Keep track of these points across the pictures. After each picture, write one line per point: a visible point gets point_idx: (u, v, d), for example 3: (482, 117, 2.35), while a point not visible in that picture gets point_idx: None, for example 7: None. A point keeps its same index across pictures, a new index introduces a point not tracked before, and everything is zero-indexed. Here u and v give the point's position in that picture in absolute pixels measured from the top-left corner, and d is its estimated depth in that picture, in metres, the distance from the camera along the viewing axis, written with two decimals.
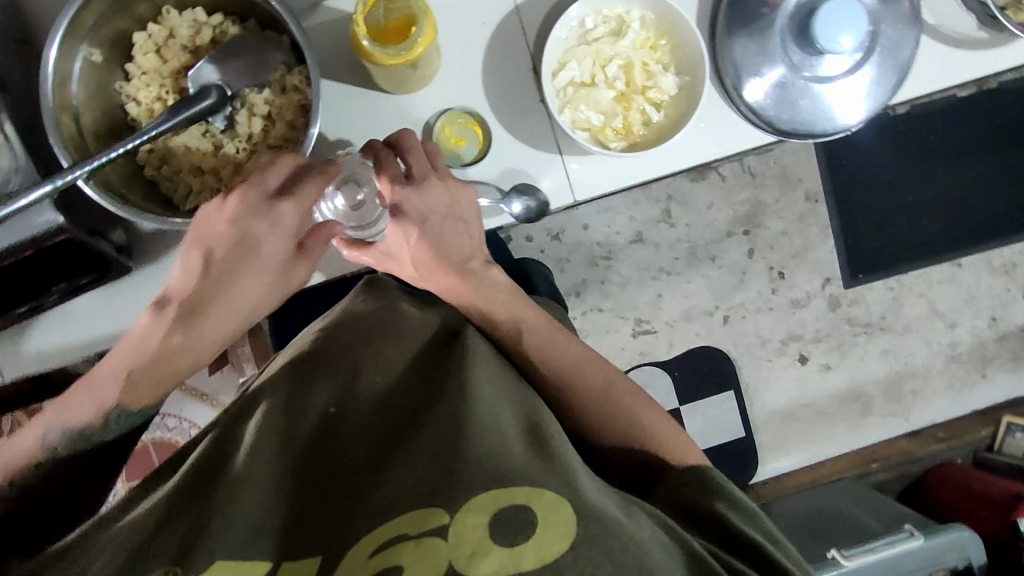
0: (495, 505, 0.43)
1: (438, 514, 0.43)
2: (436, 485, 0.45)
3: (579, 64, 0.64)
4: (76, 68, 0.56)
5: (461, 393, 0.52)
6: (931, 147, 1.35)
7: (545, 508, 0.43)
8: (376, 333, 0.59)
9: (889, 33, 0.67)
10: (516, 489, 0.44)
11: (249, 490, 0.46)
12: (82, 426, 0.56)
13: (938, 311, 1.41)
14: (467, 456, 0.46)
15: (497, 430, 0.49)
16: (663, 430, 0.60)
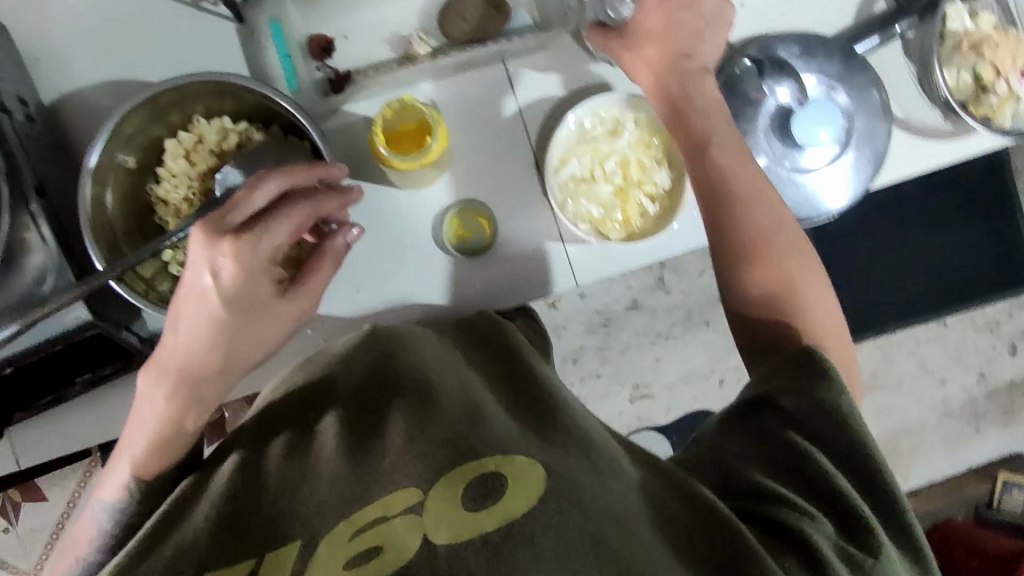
0: (470, 475, 0.41)
1: (408, 492, 0.41)
2: (408, 467, 0.43)
3: (579, 161, 0.69)
4: (111, 174, 0.60)
5: (429, 386, 0.51)
6: (911, 214, 1.44)
7: (515, 468, 0.41)
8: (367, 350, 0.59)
9: (864, 127, 0.73)
10: (486, 460, 0.42)
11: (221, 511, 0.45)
12: (117, 501, 0.53)
13: (927, 368, 1.50)
14: (431, 435, 0.45)
15: (472, 414, 0.48)
16: (807, 289, 0.60)
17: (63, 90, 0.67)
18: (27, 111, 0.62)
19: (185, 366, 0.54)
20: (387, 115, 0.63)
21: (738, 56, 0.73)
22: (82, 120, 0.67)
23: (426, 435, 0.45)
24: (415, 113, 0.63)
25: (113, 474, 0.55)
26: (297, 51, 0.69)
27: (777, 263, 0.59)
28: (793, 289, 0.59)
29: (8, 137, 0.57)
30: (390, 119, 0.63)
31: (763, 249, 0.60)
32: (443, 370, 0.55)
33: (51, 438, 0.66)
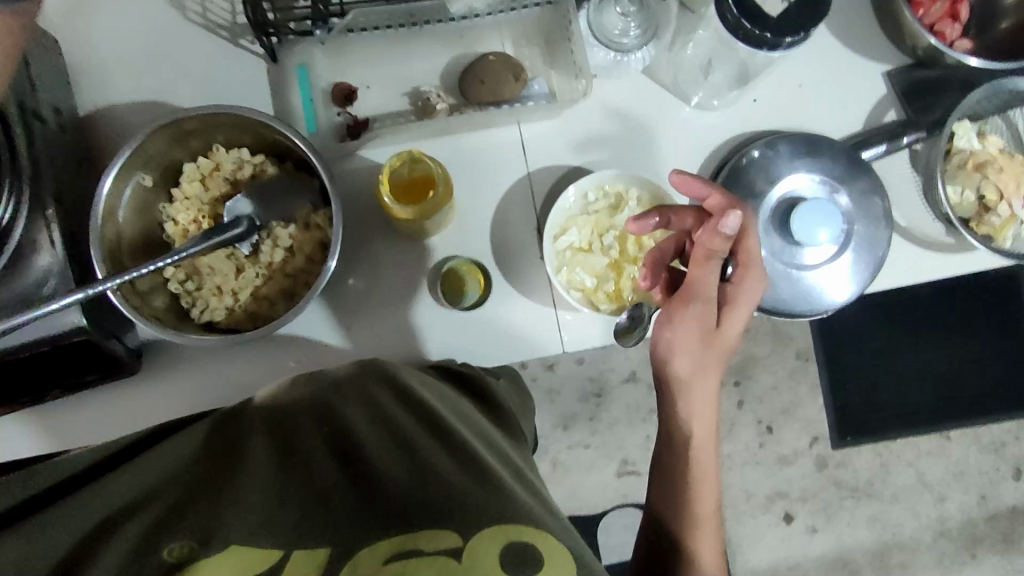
0: (503, 540, 0.43)
1: (448, 533, 0.43)
2: (452, 506, 0.45)
3: (578, 231, 0.71)
4: (127, 191, 0.63)
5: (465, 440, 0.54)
6: (918, 321, 1.43)
7: (547, 545, 0.44)
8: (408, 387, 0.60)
9: (862, 231, 0.74)
10: (521, 526, 0.44)
11: (252, 493, 0.45)
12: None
13: (926, 482, 1.47)
14: (482, 484, 0.47)
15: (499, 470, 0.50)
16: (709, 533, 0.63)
17: (99, 105, 0.71)
18: (60, 119, 0.66)
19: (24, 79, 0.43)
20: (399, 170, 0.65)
21: (747, 147, 0.75)
22: (110, 133, 0.70)
23: (468, 482, 0.47)
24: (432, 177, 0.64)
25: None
26: (323, 97, 0.72)
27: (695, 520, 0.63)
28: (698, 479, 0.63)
29: (37, 144, 0.61)
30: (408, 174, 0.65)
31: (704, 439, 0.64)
32: (465, 425, 0.58)
33: (26, 441, 0.66)
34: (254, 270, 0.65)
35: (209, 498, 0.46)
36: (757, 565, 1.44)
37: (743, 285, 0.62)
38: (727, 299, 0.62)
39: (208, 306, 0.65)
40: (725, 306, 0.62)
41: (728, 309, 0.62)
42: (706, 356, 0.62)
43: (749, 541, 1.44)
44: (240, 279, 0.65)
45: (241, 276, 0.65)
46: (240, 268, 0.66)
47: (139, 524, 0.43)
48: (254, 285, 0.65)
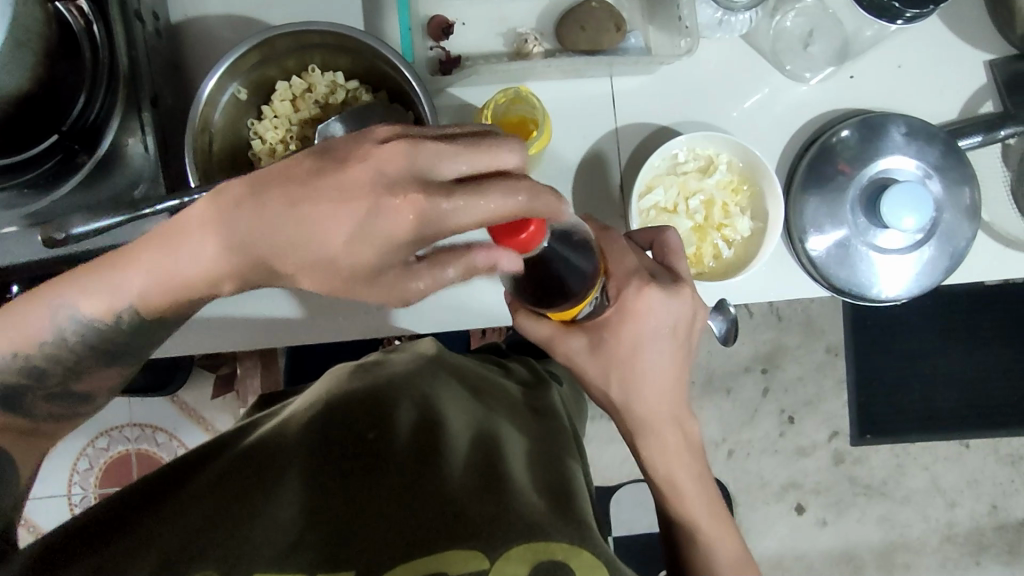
0: (531, 557, 0.45)
1: (478, 557, 0.45)
2: (480, 525, 0.46)
3: (665, 191, 0.69)
4: (223, 101, 0.61)
5: (489, 446, 0.55)
6: (950, 326, 1.43)
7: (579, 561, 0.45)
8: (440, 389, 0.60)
9: (948, 221, 0.73)
10: (553, 544, 0.45)
11: (287, 503, 0.48)
12: (95, 319, 0.47)
13: (940, 487, 1.47)
14: (509, 502, 0.48)
15: (528, 479, 0.52)
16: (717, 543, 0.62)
17: (190, 14, 0.68)
18: (156, 24, 0.64)
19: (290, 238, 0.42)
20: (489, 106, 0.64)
21: (838, 126, 0.73)
22: (200, 46, 0.69)
23: (494, 493, 0.49)
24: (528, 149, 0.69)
25: (84, 273, 0.47)
26: (418, 28, 0.70)
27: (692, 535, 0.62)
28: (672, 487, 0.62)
29: (137, 45, 0.59)
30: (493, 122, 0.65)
31: (683, 454, 0.62)
32: (494, 431, 0.57)
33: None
34: None
35: (246, 495, 0.49)
36: (765, 552, 1.44)
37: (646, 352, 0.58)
38: (602, 351, 0.58)
39: None
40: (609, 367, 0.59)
41: (629, 361, 0.58)
42: (614, 383, 0.59)
43: (759, 528, 1.44)
44: None
45: None
46: None
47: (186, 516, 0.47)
48: None
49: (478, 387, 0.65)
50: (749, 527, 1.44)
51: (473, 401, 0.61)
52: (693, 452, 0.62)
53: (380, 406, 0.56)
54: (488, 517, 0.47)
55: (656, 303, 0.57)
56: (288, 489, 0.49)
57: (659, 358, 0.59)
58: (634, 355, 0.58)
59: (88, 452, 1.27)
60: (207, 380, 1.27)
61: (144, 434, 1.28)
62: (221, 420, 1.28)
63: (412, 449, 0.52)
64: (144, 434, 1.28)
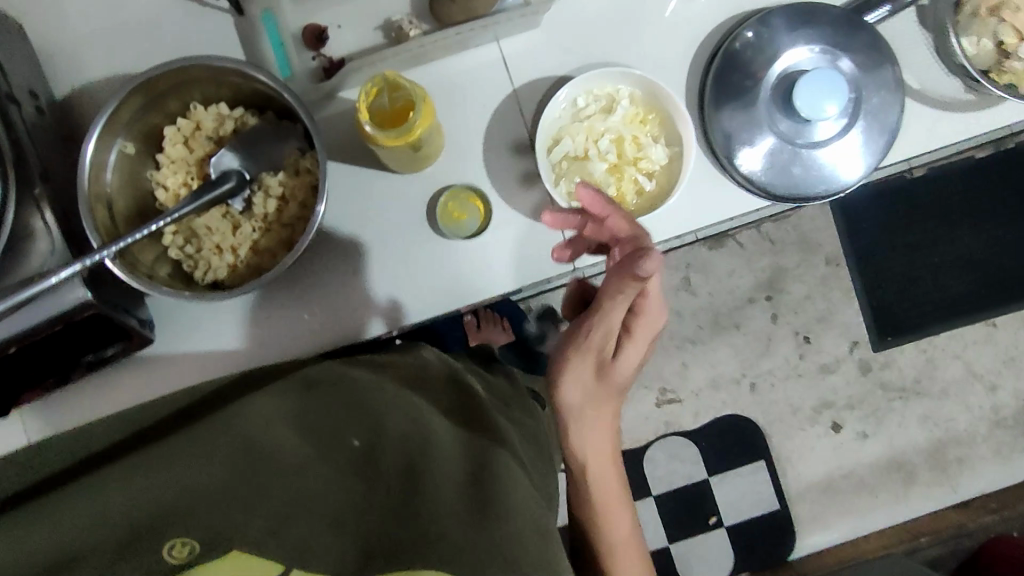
0: None
1: None
2: (454, 548, 0.43)
3: (573, 139, 0.68)
4: (111, 159, 0.62)
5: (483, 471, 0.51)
6: (947, 208, 1.38)
7: None
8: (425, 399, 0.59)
9: (874, 99, 0.70)
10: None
11: (270, 488, 0.45)
12: None
13: (976, 373, 1.42)
14: (496, 531, 0.45)
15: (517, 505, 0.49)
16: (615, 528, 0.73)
17: (74, 85, 0.69)
18: (37, 104, 0.65)
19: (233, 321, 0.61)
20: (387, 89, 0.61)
21: (739, 30, 0.70)
22: (93, 114, 0.70)
23: (480, 523, 0.45)
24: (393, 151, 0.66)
25: None
26: (293, 41, 0.70)
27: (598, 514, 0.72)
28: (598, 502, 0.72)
29: (16, 126, 0.60)
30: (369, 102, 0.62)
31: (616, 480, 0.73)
32: (481, 450, 0.55)
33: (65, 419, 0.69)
34: (251, 225, 0.65)
35: (231, 475, 0.45)
36: (811, 478, 1.41)
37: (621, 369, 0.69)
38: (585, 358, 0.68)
39: (212, 268, 0.65)
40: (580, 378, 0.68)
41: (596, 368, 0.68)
42: (575, 385, 0.68)
43: (799, 455, 1.41)
44: (238, 236, 0.65)
45: (239, 233, 0.65)
46: (236, 225, 0.65)
47: (161, 492, 0.44)
48: (253, 240, 0.65)
49: (469, 402, 0.64)
50: (790, 456, 1.41)
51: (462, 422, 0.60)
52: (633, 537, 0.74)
53: (366, 423, 0.52)
54: (465, 544, 0.43)
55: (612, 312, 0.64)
56: (269, 474, 0.46)
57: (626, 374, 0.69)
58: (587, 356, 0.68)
59: None
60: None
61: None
62: None
63: (405, 456, 0.50)
64: None
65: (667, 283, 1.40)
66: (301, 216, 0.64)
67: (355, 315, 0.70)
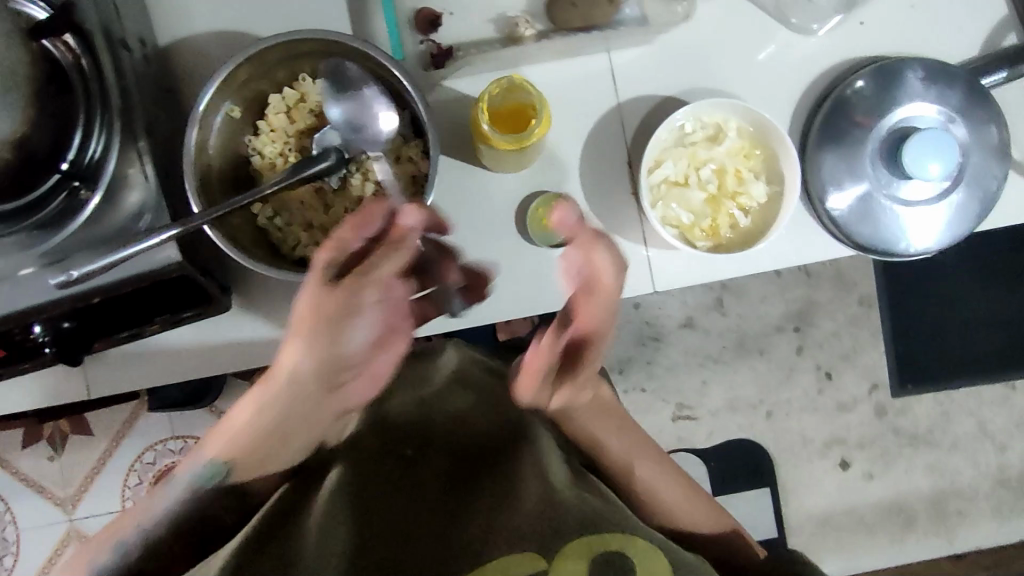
0: (590, 552, 0.52)
1: (536, 558, 0.53)
2: (519, 537, 0.55)
3: (675, 164, 0.68)
4: (217, 122, 0.61)
5: (529, 472, 0.61)
6: (989, 266, 1.38)
7: (637, 550, 0.52)
8: (461, 426, 0.69)
9: (976, 165, 0.70)
10: (607, 536, 0.53)
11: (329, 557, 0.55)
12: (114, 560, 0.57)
13: (988, 431, 1.43)
14: (558, 513, 0.55)
15: (564, 488, 0.59)
16: (649, 478, 0.69)
17: (175, 34, 0.68)
18: (144, 50, 0.64)
19: (264, 420, 0.60)
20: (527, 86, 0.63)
21: (852, 76, 0.70)
22: (191, 66, 0.68)
23: (532, 506, 0.57)
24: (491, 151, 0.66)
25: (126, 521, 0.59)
26: (405, 23, 0.68)
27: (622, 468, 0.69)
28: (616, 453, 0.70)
29: (125, 73, 0.59)
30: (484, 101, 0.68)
31: (626, 437, 0.71)
32: (517, 459, 0.64)
33: (133, 372, 0.68)
34: (344, 205, 0.64)
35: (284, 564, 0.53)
36: (812, 512, 1.41)
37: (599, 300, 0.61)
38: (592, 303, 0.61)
39: (300, 243, 0.64)
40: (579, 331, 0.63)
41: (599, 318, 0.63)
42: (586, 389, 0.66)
43: (804, 487, 1.42)
44: (331, 214, 0.64)
45: (331, 211, 0.64)
46: (329, 203, 0.65)
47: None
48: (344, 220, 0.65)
49: (493, 436, 0.68)
50: (796, 487, 1.41)
51: (494, 441, 0.67)
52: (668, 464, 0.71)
53: (409, 457, 0.65)
54: (521, 528, 0.55)
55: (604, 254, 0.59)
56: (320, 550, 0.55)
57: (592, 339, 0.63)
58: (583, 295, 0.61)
59: (137, 467, 1.25)
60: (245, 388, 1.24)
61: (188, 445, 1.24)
62: None
63: (454, 478, 0.63)
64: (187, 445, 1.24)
65: (700, 300, 1.40)
66: (397, 203, 0.65)
67: None
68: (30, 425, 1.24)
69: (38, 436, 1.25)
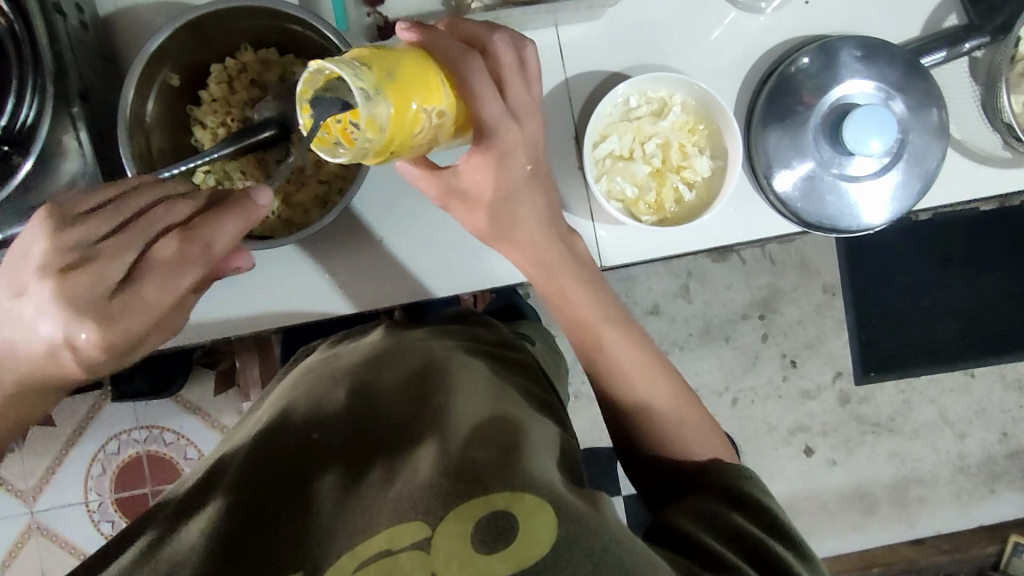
0: (472, 515, 0.38)
1: (416, 526, 0.38)
2: (404, 497, 0.40)
3: (619, 138, 0.68)
4: (154, 89, 0.61)
5: (433, 415, 0.47)
6: (948, 254, 1.38)
7: (524, 508, 0.38)
8: (371, 365, 0.54)
9: (917, 143, 0.71)
10: (493, 494, 0.39)
11: None
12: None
13: (949, 418, 1.41)
14: (442, 466, 0.41)
15: (467, 436, 0.44)
16: (614, 346, 0.63)
17: (119, 5, 0.67)
18: (81, 18, 0.63)
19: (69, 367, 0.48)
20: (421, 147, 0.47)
21: (797, 54, 0.71)
22: (133, 38, 0.68)
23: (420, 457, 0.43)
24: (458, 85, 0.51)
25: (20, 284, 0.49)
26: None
27: (593, 335, 0.63)
28: (601, 340, 0.63)
29: (60, 40, 0.58)
30: (388, 109, 0.42)
31: (592, 288, 0.63)
32: (423, 403, 0.48)
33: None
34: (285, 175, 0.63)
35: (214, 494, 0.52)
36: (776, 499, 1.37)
37: (547, 246, 0.60)
38: (534, 186, 0.58)
39: None
40: (508, 238, 0.59)
41: (524, 238, 0.59)
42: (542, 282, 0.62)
43: (767, 475, 1.38)
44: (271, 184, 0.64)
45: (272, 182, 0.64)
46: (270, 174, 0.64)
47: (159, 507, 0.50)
48: (285, 191, 0.64)
49: (409, 372, 0.53)
50: (759, 474, 1.37)
51: (408, 379, 0.52)
52: (667, 385, 0.64)
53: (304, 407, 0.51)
54: (401, 489, 0.41)
55: (494, 95, 0.51)
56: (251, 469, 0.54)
57: (532, 222, 0.59)
58: (506, 200, 0.57)
59: (100, 457, 1.19)
60: (207, 378, 1.19)
61: (153, 435, 1.19)
62: (222, 412, 1.19)
63: (352, 427, 0.47)
64: (151, 435, 1.19)
65: (666, 287, 1.35)
66: (339, 174, 0.64)
67: (372, 280, 0.70)
68: None
69: None
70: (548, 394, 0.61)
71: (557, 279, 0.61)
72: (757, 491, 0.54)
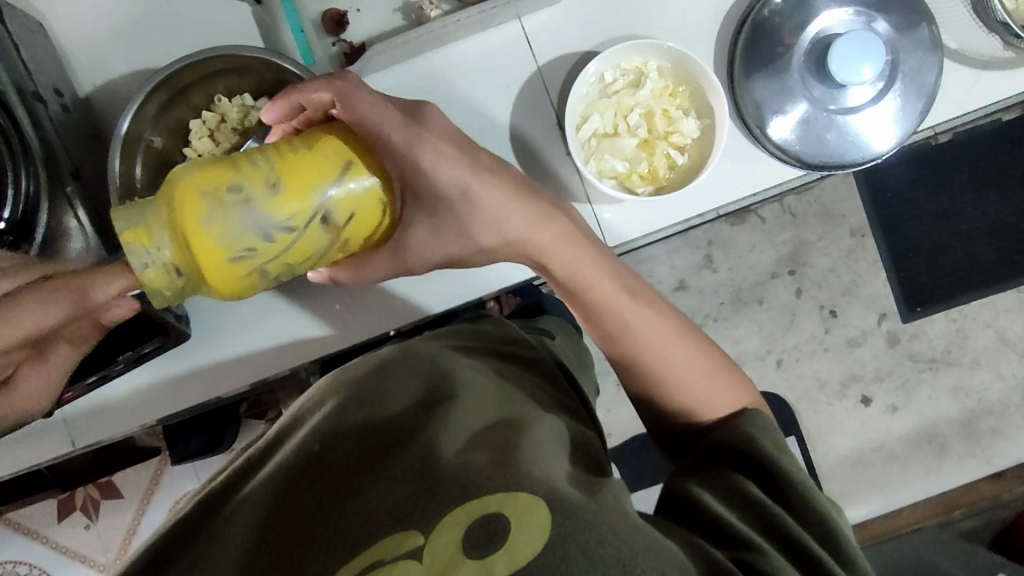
0: (466, 519, 0.39)
1: (411, 535, 0.39)
2: (405, 504, 0.40)
3: (601, 116, 0.67)
4: (140, 154, 0.63)
5: (441, 421, 0.47)
6: (975, 173, 1.32)
7: (518, 508, 0.39)
8: (383, 373, 0.54)
9: (910, 61, 0.68)
10: (488, 495, 0.40)
11: None
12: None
13: (1009, 340, 1.34)
14: (443, 473, 0.41)
15: (474, 445, 0.44)
16: (632, 318, 0.60)
17: (98, 83, 0.70)
18: (62, 101, 0.65)
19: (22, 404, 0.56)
20: (244, 255, 0.49)
21: None
22: (114, 112, 0.70)
23: (426, 460, 0.43)
24: (313, 163, 0.51)
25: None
26: (312, 27, 0.73)
27: (607, 307, 0.60)
28: (616, 316, 0.60)
29: (44, 125, 0.60)
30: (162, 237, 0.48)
31: (608, 270, 0.60)
32: (435, 411, 0.48)
33: (129, 409, 0.70)
34: None
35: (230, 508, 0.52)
36: (842, 453, 1.32)
37: (539, 232, 0.58)
38: (488, 180, 0.56)
39: None
40: (500, 238, 0.58)
41: (517, 237, 0.58)
42: (556, 260, 0.59)
43: (828, 431, 1.33)
44: None
45: None
46: None
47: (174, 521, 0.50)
48: None
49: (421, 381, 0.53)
50: (819, 432, 1.33)
51: (417, 393, 0.52)
52: (689, 352, 0.61)
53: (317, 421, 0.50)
54: (405, 495, 0.41)
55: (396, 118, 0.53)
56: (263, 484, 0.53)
57: (502, 225, 0.57)
58: (468, 205, 0.56)
59: (170, 522, 1.22)
60: (256, 428, 1.21)
61: None
62: None
63: (364, 435, 0.47)
64: None
65: (688, 260, 1.32)
66: None
67: (381, 302, 0.70)
68: (63, 496, 1.22)
69: (72, 506, 1.23)
70: (565, 392, 0.61)
71: (564, 258, 0.58)
72: (770, 448, 0.53)
